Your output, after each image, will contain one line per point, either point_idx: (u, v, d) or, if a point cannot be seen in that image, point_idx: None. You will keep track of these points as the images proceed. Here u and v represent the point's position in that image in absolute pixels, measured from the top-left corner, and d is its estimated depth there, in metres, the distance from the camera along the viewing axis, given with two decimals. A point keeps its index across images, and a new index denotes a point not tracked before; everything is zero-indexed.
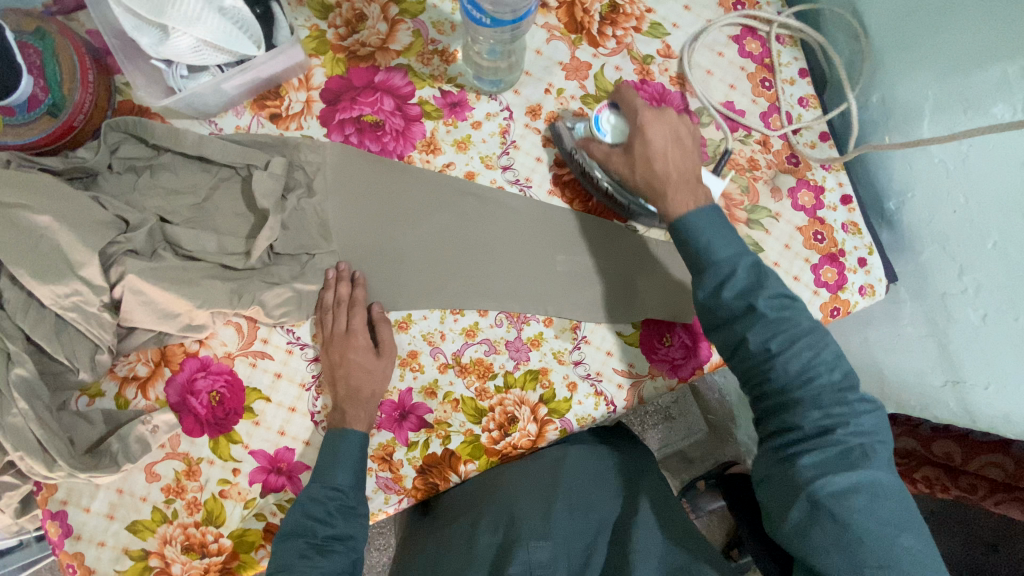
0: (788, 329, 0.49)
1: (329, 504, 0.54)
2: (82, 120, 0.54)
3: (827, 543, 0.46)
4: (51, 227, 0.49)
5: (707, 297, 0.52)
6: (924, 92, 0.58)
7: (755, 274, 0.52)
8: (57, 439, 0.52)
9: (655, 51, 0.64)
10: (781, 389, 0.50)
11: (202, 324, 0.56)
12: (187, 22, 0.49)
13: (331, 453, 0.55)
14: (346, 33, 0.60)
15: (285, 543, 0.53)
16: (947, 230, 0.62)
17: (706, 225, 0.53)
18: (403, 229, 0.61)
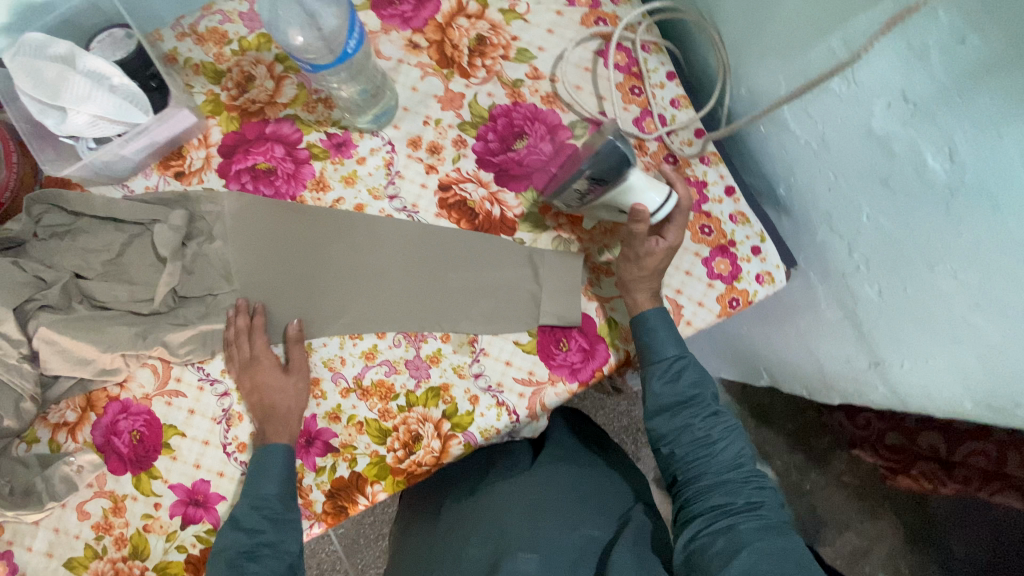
0: (723, 421, 0.60)
1: (256, 514, 0.57)
2: (8, 197, 0.62)
3: None
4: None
5: (662, 384, 0.61)
6: (776, 78, 0.59)
7: (702, 375, 0.62)
8: None
9: (524, 75, 0.67)
10: (721, 472, 0.59)
11: (116, 368, 0.61)
12: (80, 101, 0.56)
13: (258, 468, 0.58)
14: (238, 94, 0.67)
15: (213, 559, 0.56)
16: (829, 208, 0.62)
17: (661, 323, 0.61)
18: (308, 260, 0.66)
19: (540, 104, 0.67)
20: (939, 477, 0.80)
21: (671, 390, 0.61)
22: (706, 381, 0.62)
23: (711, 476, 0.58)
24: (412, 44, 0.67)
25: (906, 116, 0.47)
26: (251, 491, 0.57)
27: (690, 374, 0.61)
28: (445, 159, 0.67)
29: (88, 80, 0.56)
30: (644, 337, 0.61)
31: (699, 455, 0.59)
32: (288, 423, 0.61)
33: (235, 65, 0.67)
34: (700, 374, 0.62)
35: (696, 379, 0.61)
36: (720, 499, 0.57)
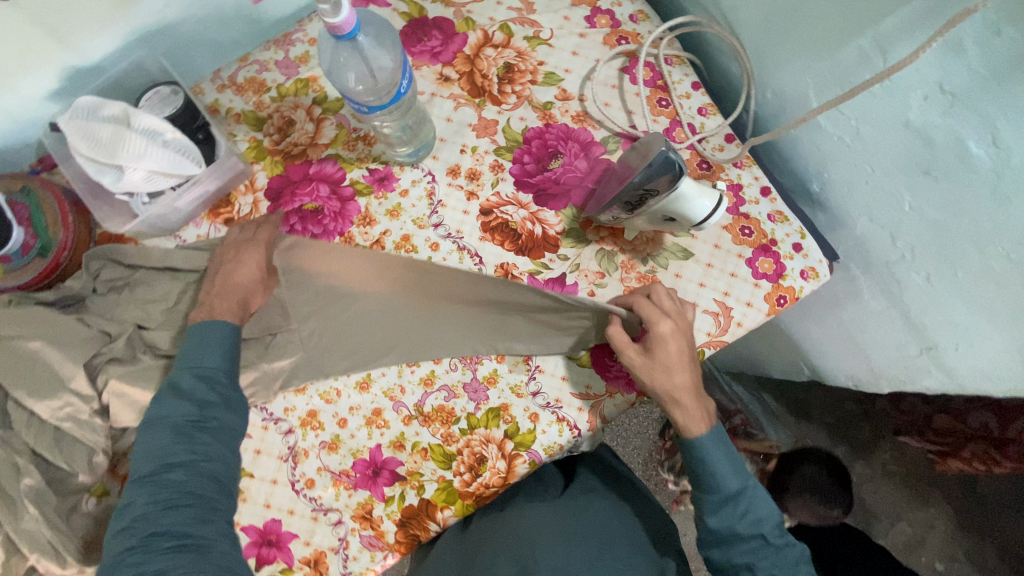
0: (785, 557, 0.61)
1: (203, 385, 0.55)
2: (66, 256, 0.63)
3: None
4: (42, 348, 0.58)
5: (719, 520, 0.61)
6: (804, 80, 0.61)
7: (767, 507, 0.62)
8: (66, 535, 0.58)
9: (553, 97, 0.70)
10: None
11: None
12: (137, 158, 0.58)
13: (200, 339, 0.57)
14: (280, 138, 0.69)
15: (149, 432, 0.53)
16: (867, 200, 0.63)
17: (721, 458, 0.61)
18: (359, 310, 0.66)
19: (572, 123, 0.69)
20: (993, 458, 0.84)
21: (729, 527, 0.60)
22: (768, 513, 0.61)
23: None
24: (443, 77, 0.70)
25: (944, 107, 0.49)
26: (191, 360, 0.56)
27: (750, 508, 0.61)
28: (484, 184, 0.69)
29: (142, 137, 0.58)
30: (701, 470, 0.61)
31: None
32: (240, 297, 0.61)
33: (275, 111, 0.69)
34: (761, 503, 0.61)
35: (756, 508, 0.61)
36: None
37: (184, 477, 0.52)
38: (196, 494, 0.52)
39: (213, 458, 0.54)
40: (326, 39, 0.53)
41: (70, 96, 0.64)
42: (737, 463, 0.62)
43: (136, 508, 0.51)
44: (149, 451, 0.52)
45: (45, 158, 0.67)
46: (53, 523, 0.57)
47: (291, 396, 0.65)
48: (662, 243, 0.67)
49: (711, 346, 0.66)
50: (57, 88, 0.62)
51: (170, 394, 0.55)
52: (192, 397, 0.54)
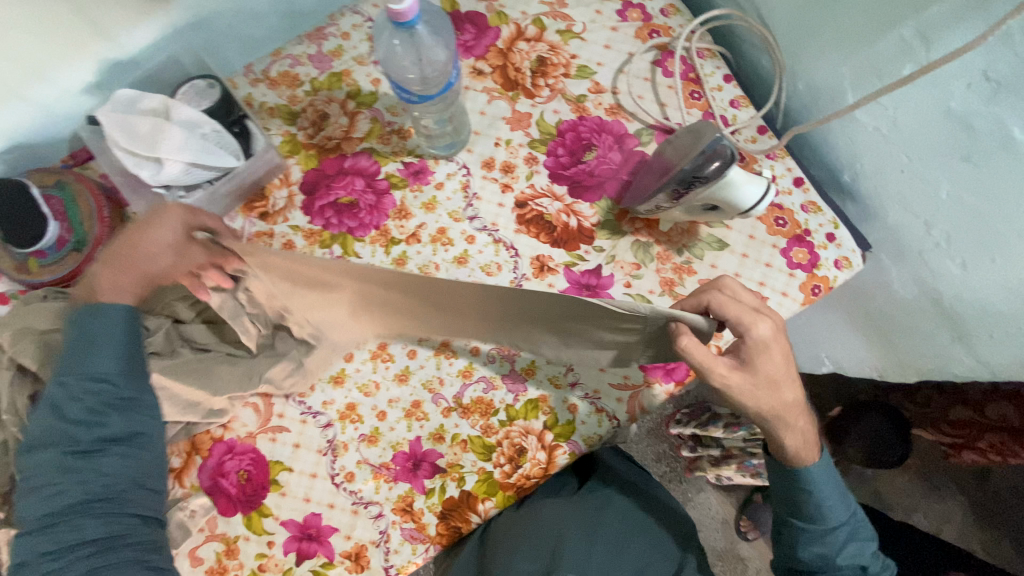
0: None
1: (90, 400, 0.48)
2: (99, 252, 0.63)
3: None
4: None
5: (817, 551, 0.59)
6: (839, 71, 0.62)
7: (863, 537, 0.61)
8: None
9: (586, 90, 0.70)
10: None
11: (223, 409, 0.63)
12: (177, 150, 0.58)
13: (86, 337, 0.49)
14: (314, 132, 0.69)
15: (35, 454, 0.48)
16: (902, 189, 0.63)
17: (833, 491, 0.58)
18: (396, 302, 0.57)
19: (605, 116, 0.70)
20: (1009, 448, 0.84)
21: (829, 560, 0.59)
22: (863, 544, 0.60)
23: None
24: (476, 71, 0.70)
25: (988, 94, 0.50)
26: (77, 367, 0.48)
27: (848, 543, 0.59)
28: (519, 176, 0.69)
29: (183, 130, 0.58)
30: (808, 499, 0.59)
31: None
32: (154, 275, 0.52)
33: (308, 105, 0.69)
34: (861, 533, 0.60)
35: (855, 539, 0.60)
36: None
37: (81, 521, 0.47)
38: (109, 532, 0.48)
39: (121, 484, 0.49)
40: (383, 28, 0.54)
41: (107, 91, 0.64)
42: (844, 496, 0.60)
43: (33, 555, 0.46)
44: (32, 484, 0.47)
45: (77, 154, 0.67)
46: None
47: (330, 388, 0.65)
48: (697, 234, 0.68)
49: None
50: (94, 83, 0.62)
51: (51, 416, 0.48)
52: (77, 419, 0.48)
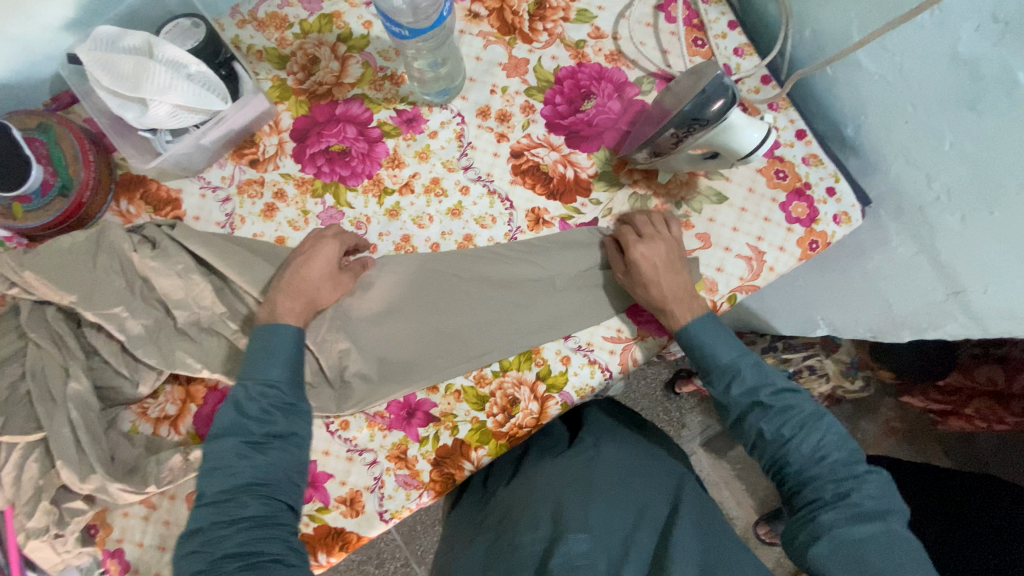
0: (790, 415, 0.58)
1: (266, 402, 0.55)
2: (89, 196, 0.62)
3: (806, 469, 0.57)
4: (98, 288, 0.58)
5: (719, 390, 0.61)
6: (847, 16, 0.60)
7: (757, 370, 0.61)
8: (98, 450, 0.58)
9: (586, 35, 0.68)
10: (800, 467, 0.57)
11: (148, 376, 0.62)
12: (161, 92, 0.55)
13: (263, 347, 0.56)
14: (304, 77, 0.67)
15: (221, 444, 0.53)
16: (905, 141, 0.62)
17: (708, 333, 0.61)
18: (486, 263, 0.66)
19: (605, 63, 0.68)
20: (998, 413, 0.86)
21: (729, 399, 0.60)
22: (766, 379, 0.60)
23: (793, 473, 0.57)
24: (472, 14, 0.68)
25: (997, 37, 0.49)
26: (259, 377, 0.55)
27: (744, 378, 0.60)
28: (515, 126, 0.67)
29: (167, 69, 0.55)
30: (692, 351, 0.62)
31: (800, 486, 0.57)
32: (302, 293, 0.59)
33: (298, 48, 0.67)
34: (807, 418, 0.58)
35: (784, 411, 0.58)
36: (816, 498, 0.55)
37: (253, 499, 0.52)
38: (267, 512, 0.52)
39: (279, 474, 0.54)
40: None
41: (88, 28, 0.61)
42: (726, 334, 0.62)
43: (236, 481, 0.52)
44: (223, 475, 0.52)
45: (61, 98, 0.65)
46: (92, 434, 0.58)
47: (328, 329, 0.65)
48: (696, 186, 0.67)
49: (743, 291, 0.66)
50: (73, 19, 0.59)
51: (236, 412, 0.54)
52: (258, 419, 0.54)
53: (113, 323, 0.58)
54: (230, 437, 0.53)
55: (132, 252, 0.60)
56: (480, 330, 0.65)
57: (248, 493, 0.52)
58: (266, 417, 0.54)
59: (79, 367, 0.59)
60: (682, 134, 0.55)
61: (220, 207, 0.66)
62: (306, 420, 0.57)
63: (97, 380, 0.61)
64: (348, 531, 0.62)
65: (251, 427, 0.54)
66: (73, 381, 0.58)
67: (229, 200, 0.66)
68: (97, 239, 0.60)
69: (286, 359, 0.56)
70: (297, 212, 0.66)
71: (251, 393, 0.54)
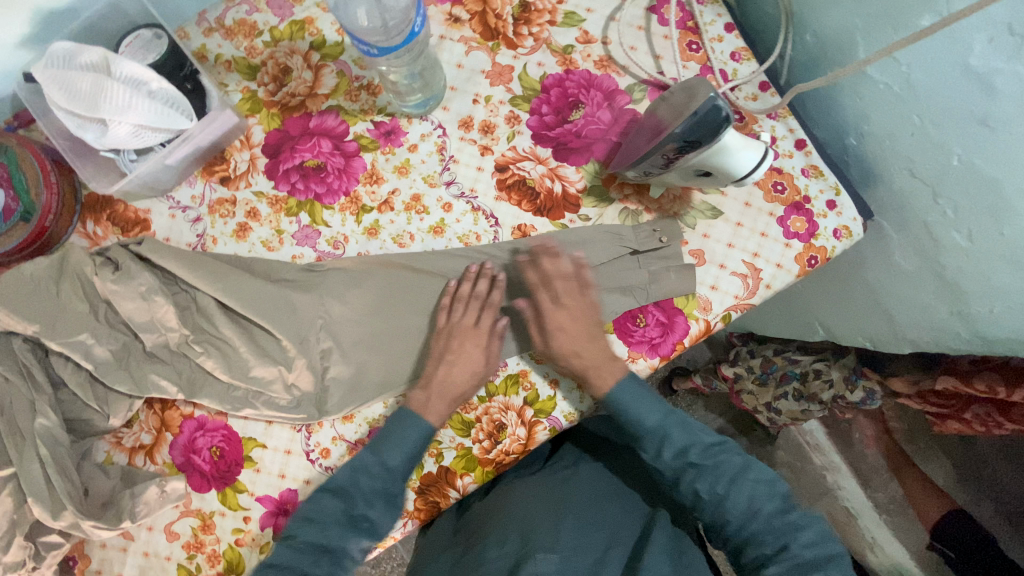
0: (722, 472, 0.56)
1: (402, 483, 0.55)
2: (52, 220, 0.59)
3: (745, 526, 0.55)
4: (60, 319, 0.55)
5: (652, 454, 0.59)
6: (850, 21, 0.56)
7: (683, 430, 0.58)
8: (69, 485, 0.56)
9: (574, 40, 0.64)
10: (739, 525, 0.55)
11: (122, 407, 0.60)
12: (121, 111, 0.52)
13: (400, 431, 0.57)
14: (276, 88, 0.64)
15: (321, 499, 0.55)
16: (910, 153, 0.59)
17: (631, 398, 0.59)
18: (470, 275, 0.63)
19: (594, 69, 0.64)
20: (996, 419, 0.76)
21: (662, 464, 0.58)
22: (694, 436, 0.58)
23: (735, 529, 0.55)
24: (452, 18, 0.64)
25: (1013, 50, 0.44)
26: (382, 451, 0.56)
27: (673, 438, 0.58)
28: (499, 138, 0.64)
29: (126, 87, 0.52)
30: (617, 417, 0.60)
31: (739, 544, 0.55)
32: (438, 398, 0.59)
33: (269, 57, 0.64)
34: (739, 472, 0.56)
35: (714, 469, 0.56)
36: (757, 554, 0.54)
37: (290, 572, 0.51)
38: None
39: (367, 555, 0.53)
40: None
41: (44, 43, 0.57)
42: (648, 395, 0.59)
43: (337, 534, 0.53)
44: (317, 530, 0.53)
45: (21, 115, 0.62)
46: (62, 470, 0.56)
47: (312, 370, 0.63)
48: (690, 201, 0.64)
49: (738, 309, 0.63)
50: (28, 34, 0.56)
51: (361, 471, 0.56)
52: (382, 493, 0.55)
53: (80, 351, 0.56)
54: (338, 500, 0.54)
55: (93, 276, 0.56)
56: (456, 348, 0.60)
57: (320, 561, 0.52)
58: (369, 500, 0.55)
59: (46, 400, 0.57)
60: (675, 154, 0.51)
61: (191, 227, 0.63)
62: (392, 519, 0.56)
63: (68, 413, 0.59)
64: None
65: (358, 503, 0.54)
66: (40, 418, 0.56)
67: (201, 220, 0.63)
68: (60, 265, 0.56)
69: (410, 451, 0.57)
70: (272, 232, 0.63)
71: (370, 467, 0.56)
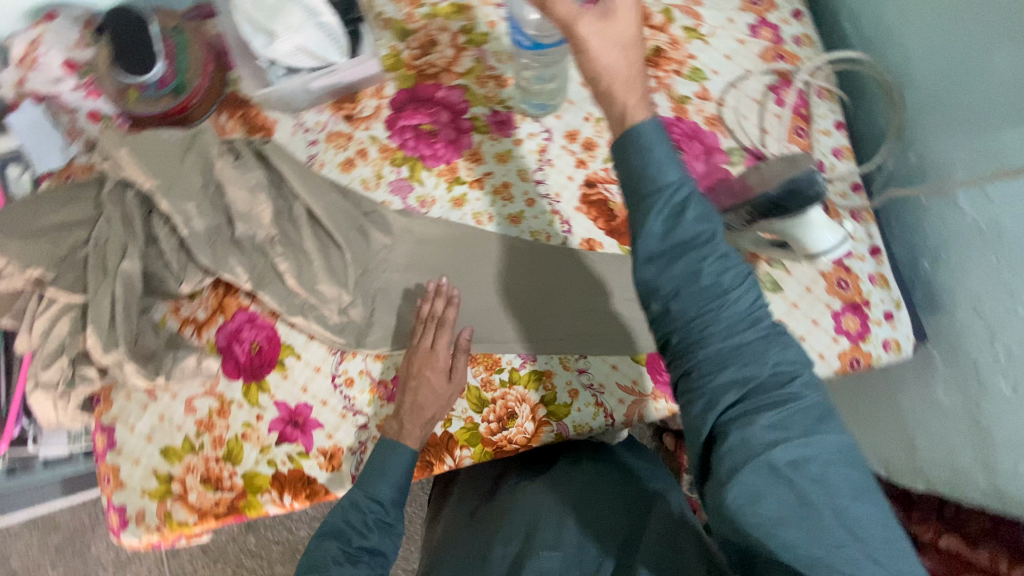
0: (734, 272, 0.43)
1: (371, 516, 0.58)
2: (195, 102, 0.66)
3: (738, 358, 0.42)
4: (174, 184, 0.61)
5: (660, 222, 0.43)
6: (955, 151, 0.59)
7: (706, 195, 0.44)
8: (126, 328, 0.61)
9: (692, 93, 0.69)
10: (729, 338, 0.42)
11: (193, 280, 0.65)
12: (291, 31, 0.59)
13: (381, 466, 0.59)
14: (419, 55, 0.71)
15: (322, 543, 0.56)
16: (979, 289, 0.60)
17: (658, 139, 0.44)
18: (535, 264, 0.68)
19: (702, 124, 0.68)
20: None
21: (671, 230, 0.43)
22: (716, 215, 0.44)
23: (720, 347, 0.42)
24: None
25: None
26: (367, 488, 0.59)
27: (694, 198, 0.44)
28: (597, 157, 0.69)
29: (302, 13, 0.59)
30: (633, 167, 0.44)
31: (725, 360, 0.42)
32: (417, 421, 0.61)
33: (423, 27, 0.71)
34: (751, 281, 0.43)
35: (725, 255, 0.43)
36: (746, 395, 0.42)
37: None
38: None
39: None
40: None
41: None
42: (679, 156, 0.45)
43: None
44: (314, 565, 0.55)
45: (202, 8, 0.72)
46: (126, 313, 0.62)
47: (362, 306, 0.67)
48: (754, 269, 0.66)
49: None
50: None
51: (348, 509, 0.58)
52: (366, 528, 0.58)
53: (180, 216, 0.62)
54: (335, 542, 0.56)
55: (217, 159, 0.63)
56: (417, 376, 0.62)
57: None
58: (365, 530, 0.58)
59: (135, 248, 0.63)
60: (759, 216, 0.54)
61: (306, 147, 0.69)
62: (395, 544, 0.60)
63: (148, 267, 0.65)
64: (317, 482, 0.64)
65: (352, 538, 0.57)
66: (126, 261, 0.62)
67: (316, 144, 0.69)
68: (191, 140, 0.64)
69: (397, 481, 0.60)
70: (372, 174, 0.69)
71: (360, 505, 0.58)
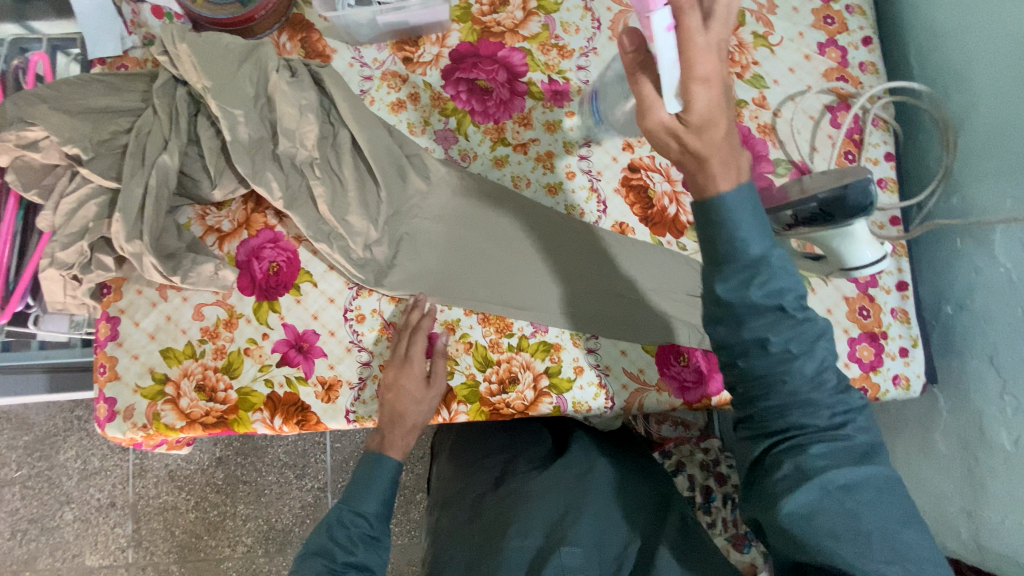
0: (807, 332, 0.44)
1: (354, 527, 0.61)
2: (262, 15, 0.66)
3: (794, 405, 0.45)
4: (225, 89, 0.61)
5: (732, 292, 0.43)
6: (1001, 198, 0.59)
7: (785, 265, 0.44)
8: (152, 222, 0.61)
9: (751, 98, 0.69)
10: (796, 390, 0.44)
11: (226, 188, 0.65)
12: None
13: (366, 480, 0.64)
14: (488, 11, 0.71)
15: (307, 561, 0.58)
16: (998, 339, 0.60)
17: (741, 211, 0.43)
18: (551, 232, 0.68)
19: (755, 130, 0.68)
20: None
21: (743, 300, 0.43)
22: (795, 283, 0.44)
23: (783, 397, 0.44)
24: None
25: None
26: (352, 502, 0.63)
27: (772, 275, 0.43)
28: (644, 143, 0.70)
29: None
30: (715, 233, 0.44)
31: (789, 409, 0.45)
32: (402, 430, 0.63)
33: None
34: (823, 339, 0.44)
35: (802, 324, 0.44)
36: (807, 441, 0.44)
37: None
38: None
39: None
40: None
41: None
42: (764, 219, 0.44)
43: None
44: None
45: None
46: (155, 207, 0.62)
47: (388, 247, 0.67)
48: None
49: None
50: None
51: (328, 528, 0.61)
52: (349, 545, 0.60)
53: (226, 121, 0.62)
54: (320, 560, 0.58)
55: (273, 72, 0.63)
56: (394, 383, 0.62)
57: None
58: (351, 546, 0.60)
59: (176, 145, 0.63)
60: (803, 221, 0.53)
61: (361, 81, 0.69)
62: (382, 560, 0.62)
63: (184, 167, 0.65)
64: (310, 411, 0.64)
65: (336, 555, 0.59)
66: (165, 155, 0.62)
67: (371, 80, 0.70)
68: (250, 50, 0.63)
69: (382, 496, 0.64)
70: (420, 119, 0.69)
71: (346, 520, 0.61)
